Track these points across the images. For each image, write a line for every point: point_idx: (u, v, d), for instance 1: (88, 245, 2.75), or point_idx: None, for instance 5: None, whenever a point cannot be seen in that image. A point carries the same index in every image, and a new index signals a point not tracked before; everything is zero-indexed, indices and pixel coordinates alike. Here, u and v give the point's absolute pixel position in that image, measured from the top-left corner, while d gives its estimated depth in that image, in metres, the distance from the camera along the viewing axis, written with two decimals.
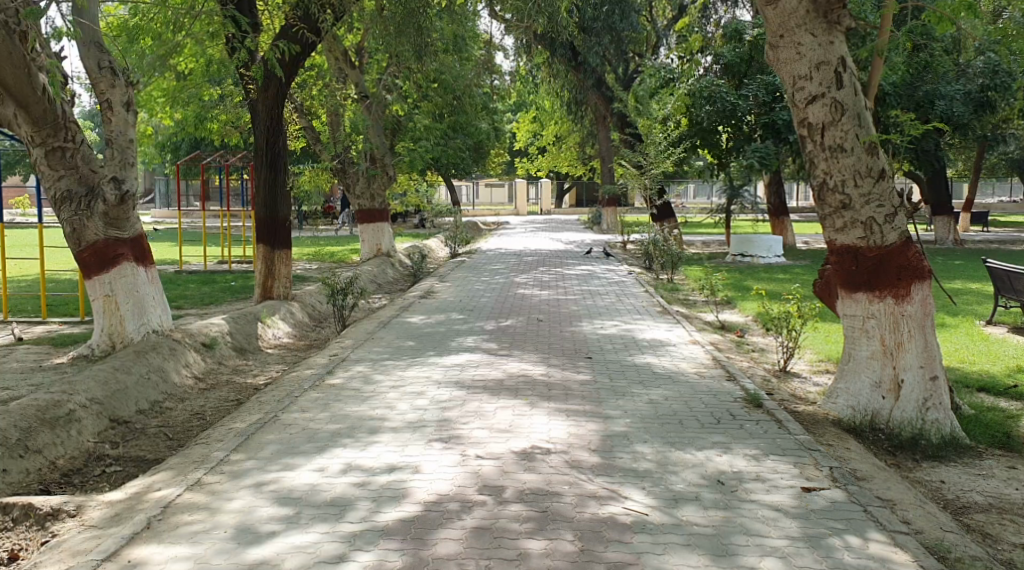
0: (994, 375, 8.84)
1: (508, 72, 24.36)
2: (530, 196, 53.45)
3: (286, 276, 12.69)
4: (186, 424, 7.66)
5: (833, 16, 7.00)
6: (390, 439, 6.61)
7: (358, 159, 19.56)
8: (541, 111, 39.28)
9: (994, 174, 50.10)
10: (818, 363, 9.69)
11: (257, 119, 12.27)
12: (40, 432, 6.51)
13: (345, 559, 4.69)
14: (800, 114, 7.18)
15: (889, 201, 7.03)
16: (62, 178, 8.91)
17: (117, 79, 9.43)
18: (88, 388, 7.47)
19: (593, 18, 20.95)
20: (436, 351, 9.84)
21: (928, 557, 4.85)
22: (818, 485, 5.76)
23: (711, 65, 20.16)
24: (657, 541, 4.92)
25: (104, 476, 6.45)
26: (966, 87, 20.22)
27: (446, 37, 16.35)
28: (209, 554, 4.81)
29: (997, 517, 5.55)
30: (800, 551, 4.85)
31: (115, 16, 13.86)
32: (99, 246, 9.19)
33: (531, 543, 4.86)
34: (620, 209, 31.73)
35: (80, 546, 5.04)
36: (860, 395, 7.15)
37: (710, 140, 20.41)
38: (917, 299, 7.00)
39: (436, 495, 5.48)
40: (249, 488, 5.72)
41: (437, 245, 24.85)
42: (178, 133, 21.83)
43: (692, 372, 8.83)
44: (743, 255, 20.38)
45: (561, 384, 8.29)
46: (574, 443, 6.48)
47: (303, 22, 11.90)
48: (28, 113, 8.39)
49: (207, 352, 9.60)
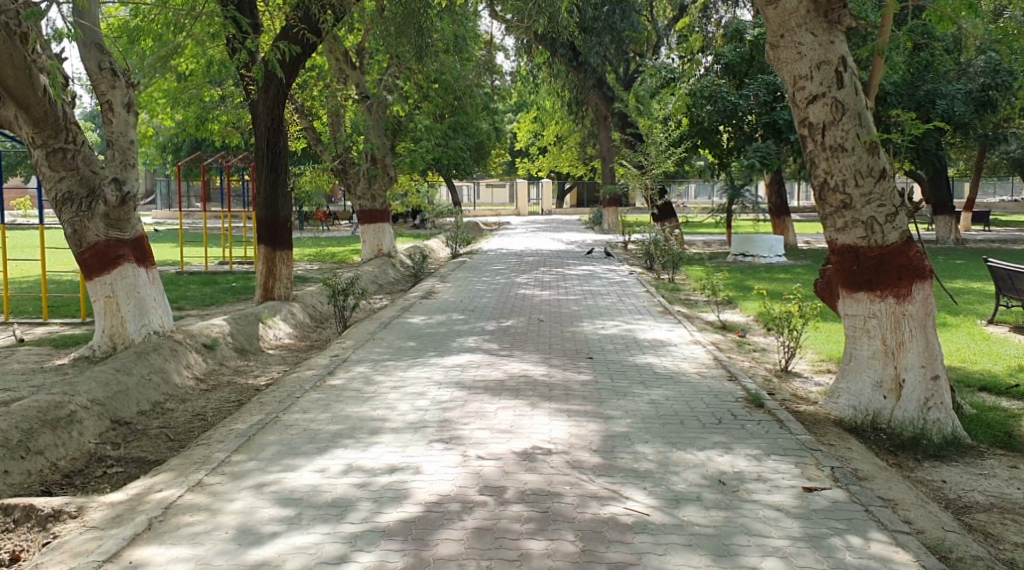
0: (996, 375, 8.82)
1: (508, 73, 24.39)
2: (530, 197, 53.50)
3: (287, 277, 12.69)
4: (188, 425, 7.66)
5: (833, 16, 7.00)
6: (391, 439, 6.61)
7: (359, 159, 19.56)
8: (541, 112, 39.32)
9: (996, 173, 50.04)
10: (819, 363, 9.68)
11: (258, 120, 12.26)
12: (41, 432, 6.52)
13: (346, 560, 4.69)
14: (800, 114, 7.18)
15: (890, 200, 7.02)
16: (63, 179, 8.91)
17: (117, 80, 9.42)
18: (90, 389, 7.48)
19: (594, 19, 20.93)
20: (438, 352, 9.85)
21: (929, 557, 4.85)
22: (819, 485, 5.76)
23: (712, 65, 20.17)
24: (658, 541, 4.91)
25: (105, 477, 6.45)
26: (966, 87, 20.25)
27: (447, 37, 16.34)
28: (210, 554, 4.81)
29: (998, 517, 5.54)
30: (801, 551, 4.85)
31: (116, 17, 13.87)
32: (101, 247, 9.19)
33: (532, 543, 4.86)
34: (621, 209, 31.74)
35: (80, 547, 5.03)
36: (862, 395, 7.15)
37: (711, 139, 20.30)
38: (918, 299, 6.99)
39: (437, 496, 5.47)
40: (250, 488, 5.72)
41: (438, 245, 24.87)
42: (179, 135, 21.86)
43: (693, 373, 8.82)
44: (744, 255, 20.37)
45: (562, 384, 8.29)
46: (575, 443, 6.48)
47: (303, 22, 11.89)
48: (29, 114, 8.36)
49: (208, 352, 9.61)
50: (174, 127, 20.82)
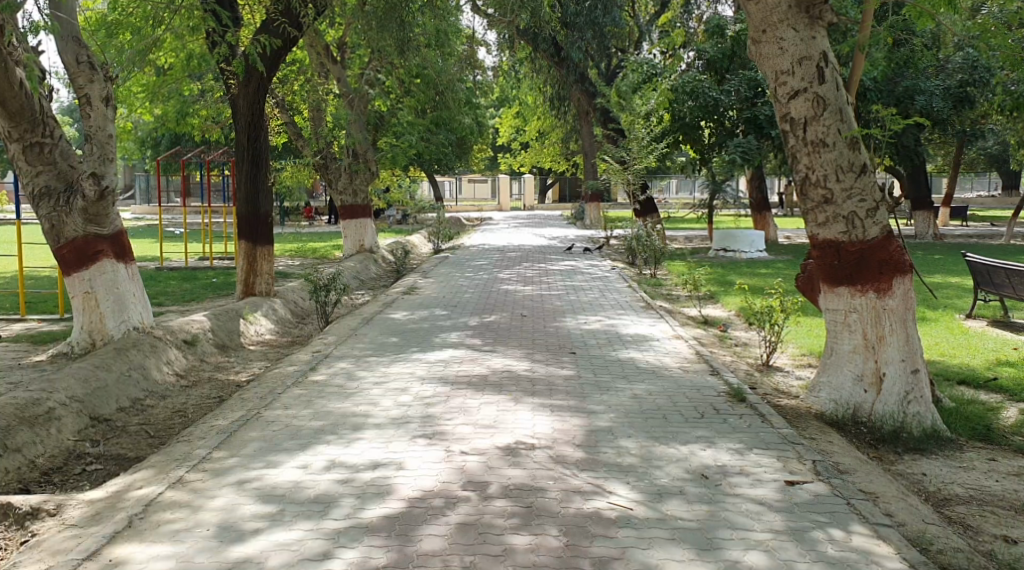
0: (974, 368, 8.90)
1: (490, 67, 24.73)
2: (512, 193, 54.09)
3: (268, 273, 12.60)
4: (168, 422, 7.60)
5: (815, 11, 7.02)
6: (374, 435, 6.58)
7: (341, 154, 19.40)
8: (522, 108, 39.45)
9: (972, 170, 50.59)
10: (800, 358, 9.73)
11: (239, 115, 12.18)
12: (19, 430, 6.45)
13: (330, 557, 4.66)
14: (782, 108, 7.20)
15: (870, 195, 7.05)
16: (41, 174, 8.85)
17: (96, 74, 9.31)
18: (68, 386, 7.40)
19: (575, 13, 20.96)
20: (420, 348, 9.80)
21: (911, 550, 4.87)
22: (801, 479, 5.78)
23: (694, 60, 20.37)
24: (641, 536, 4.91)
25: (84, 475, 6.39)
26: (945, 83, 20.44)
27: (430, 33, 16.11)
28: (192, 552, 4.77)
29: (977, 509, 5.59)
30: (784, 544, 4.86)
31: (94, 12, 13.78)
32: (80, 242, 9.09)
33: (516, 538, 4.86)
34: (603, 204, 31.98)
35: (59, 545, 4.99)
36: (843, 389, 7.19)
37: (693, 135, 20.11)
38: (899, 293, 7.02)
39: (421, 492, 5.47)
40: (232, 485, 5.68)
41: (420, 241, 24.80)
42: (157, 130, 21.65)
43: (677, 367, 8.84)
44: (726, 250, 20.49)
45: (546, 379, 8.28)
46: (559, 438, 6.48)
47: (285, 16, 11.82)
48: (5, 108, 8.31)
49: (188, 349, 9.53)
50: (153, 122, 20.74)
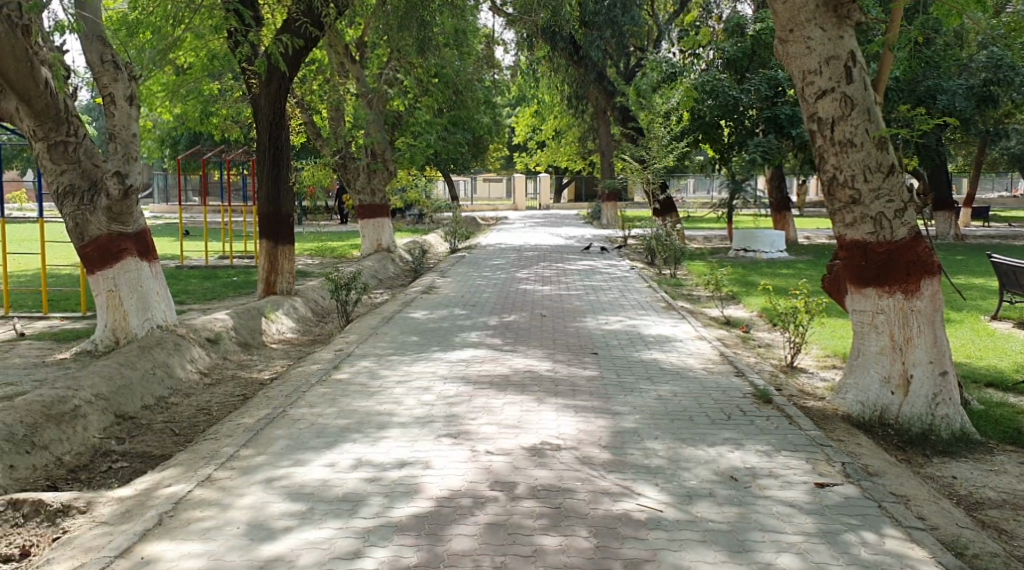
0: (1001, 371, 8.82)
1: (509, 66, 24.74)
2: (529, 192, 54.22)
3: (289, 271, 12.63)
4: (192, 420, 7.61)
5: (843, 10, 6.97)
6: (399, 434, 6.58)
7: (359, 154, 19.46)
8: (540, 107, 39.43)
9: (993, 170, 50.23)
10: (824, 359, 9.66)
11: (260, 114, 12.19)
12: (46, 428, 6.48)
13: (361, 556, 4.66)
14: (809, 108, 7.14)
15: (899, 196, 7.00)
16: (66, 173, 8.88)
17: (120, 73, 9.31)
18: (93, 383, 7.44)
19: (594, 12, 20.90)
20: (442, 347, 9.79)
21: (945, 553, 4.82)
22: (830, 481, 5.74)
23: (714, 60, 20.25)
24: (672, 538, 4.88)
25: (110, 473, 6.41)
26: (968, 83, 20.28)
27: (447, 33, 15.89)
28: (222, 550, 4.78)
29: (1010, 513, 5.54)
30: (816, 547, 4.83)
31: (115, 11, 13.84)
32: (103, 240, 9.14)
33: (546, 539, 4.84)
34: (620, 204, 31.92)
35: (91, 542, 5.01)
36: (870, 390, 7.14)
37: (713, 134, 20.12)
38: (926, 294, 6.96)
39: (449, 491, 5.46)
40: (260, 483, 5.68)
41: (437, 241, 24.86)
42: (177, 129, 21.72)
43: (700, 369, 8.80)
44: (746, 250, 20.40)
45: (569, 379, 8.27)
46: (584, 439, 6.46)
47: (306, 16, 11.83)
48: (30, 107, 8.35)
49: (211, 347, 9.55)
50: (173, 121, 20.82)
